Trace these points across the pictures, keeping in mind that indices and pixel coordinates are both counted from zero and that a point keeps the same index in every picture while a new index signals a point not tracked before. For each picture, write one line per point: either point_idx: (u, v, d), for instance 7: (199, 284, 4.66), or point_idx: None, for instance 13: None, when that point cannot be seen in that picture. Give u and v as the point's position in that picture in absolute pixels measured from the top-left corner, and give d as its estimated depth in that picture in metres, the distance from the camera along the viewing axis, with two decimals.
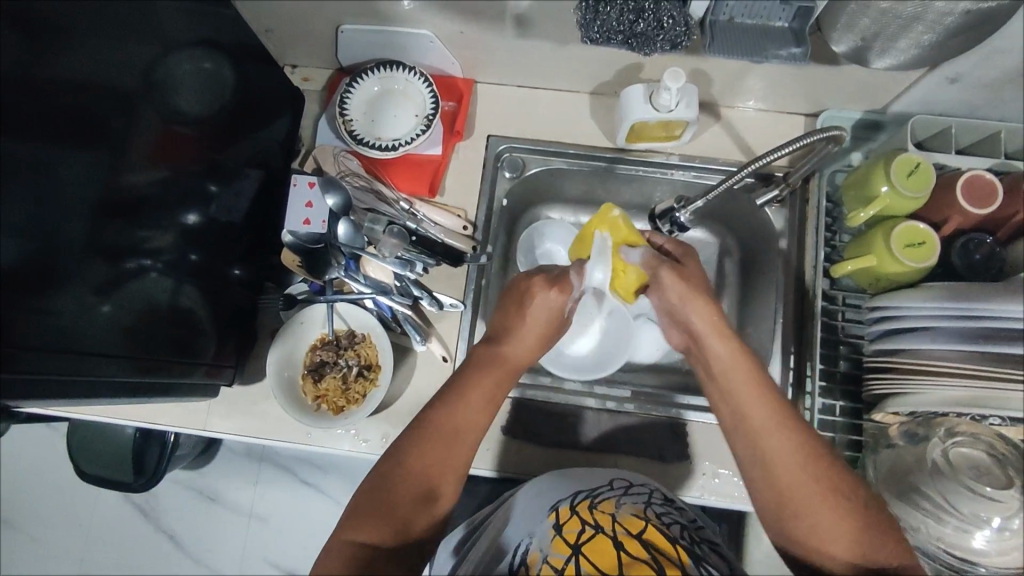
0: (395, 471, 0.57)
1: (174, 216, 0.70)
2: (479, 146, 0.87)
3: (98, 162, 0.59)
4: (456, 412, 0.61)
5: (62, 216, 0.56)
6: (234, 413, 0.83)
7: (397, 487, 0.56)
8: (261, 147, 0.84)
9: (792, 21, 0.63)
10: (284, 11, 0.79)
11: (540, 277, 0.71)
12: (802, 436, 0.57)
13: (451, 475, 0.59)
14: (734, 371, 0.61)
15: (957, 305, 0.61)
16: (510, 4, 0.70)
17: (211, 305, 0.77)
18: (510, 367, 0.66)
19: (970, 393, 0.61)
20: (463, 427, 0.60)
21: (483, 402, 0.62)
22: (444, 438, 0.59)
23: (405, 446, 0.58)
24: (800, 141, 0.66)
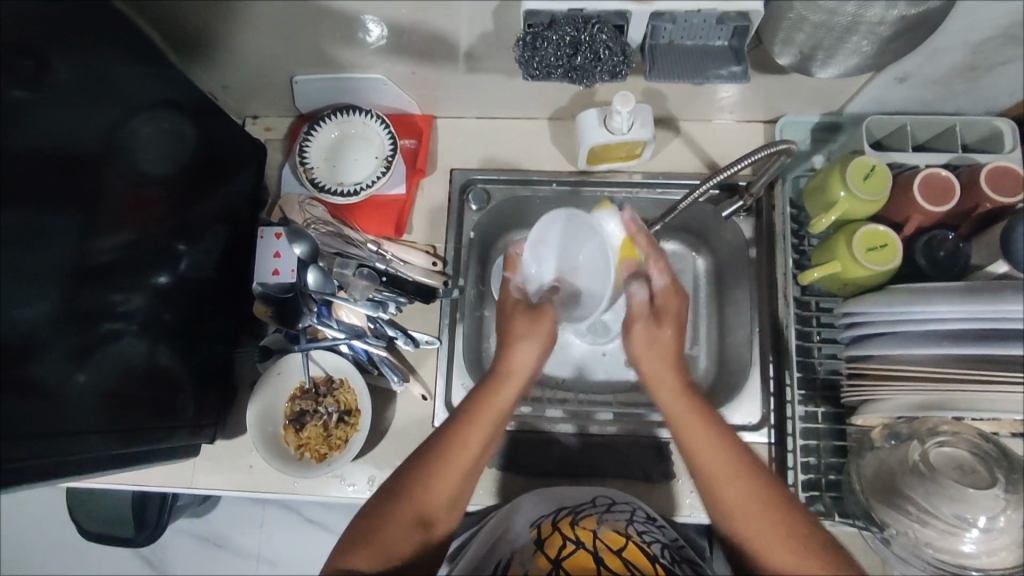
0: (379, 513, 0.57)
1: (144, 277, 0.71)
2: (444, 181, 0.87)
3: (64, 235, 0.60)
4: (456, 433, 0.60)
5: (32, 290, 0.57)
6: (220, 468, 0.82)
7: (382, 527, 0.57)
8: (228, 200, 0.84)
9: (730, 40, 0.63)
10: (238, 66, 0.80)
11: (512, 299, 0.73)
12: (751, 472, 0.56)
13: (444, 505, 0.59)
14: (679, 409, 0.61)
15: (947, 309, 0.59)
16: (456, 44, 0.71)
17: (187, 361, 0.78)
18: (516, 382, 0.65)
19: (926, 399, 0.62)
20: (461, 449, 0.60)
21: (484, 435, 0.61)
22: (438, 459, 0.59)
23: (399, 478, 0.59)
24: (759, 153, 0.66)
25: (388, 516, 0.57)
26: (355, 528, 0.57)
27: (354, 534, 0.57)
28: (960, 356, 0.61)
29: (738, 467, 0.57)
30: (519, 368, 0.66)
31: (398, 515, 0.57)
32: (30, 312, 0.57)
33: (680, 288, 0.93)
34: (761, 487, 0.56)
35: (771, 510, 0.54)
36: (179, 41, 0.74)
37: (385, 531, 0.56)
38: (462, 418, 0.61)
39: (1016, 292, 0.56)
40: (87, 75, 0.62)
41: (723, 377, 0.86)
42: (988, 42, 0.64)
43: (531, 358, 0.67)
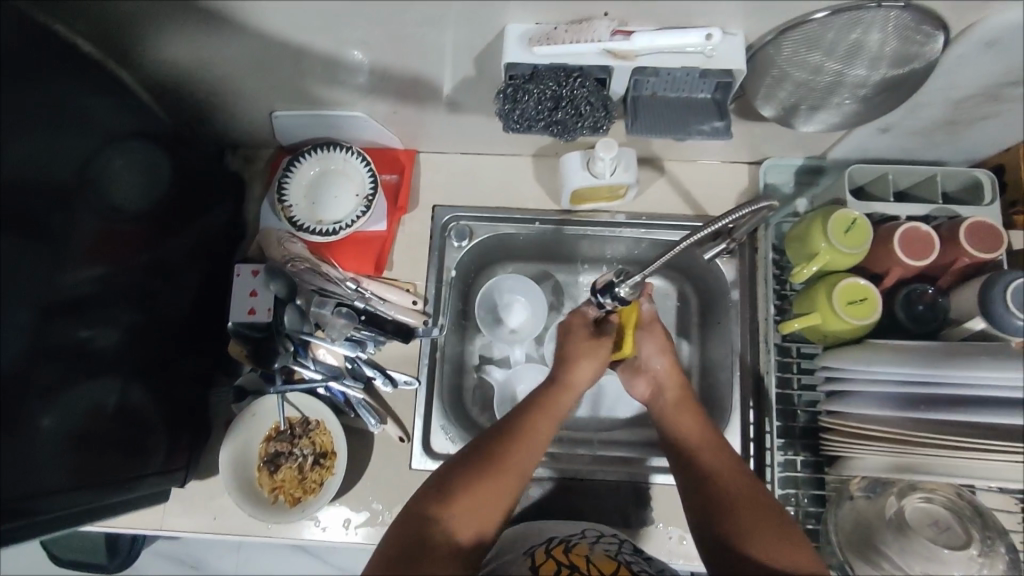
0: (462, 486, 0.58)
1: (114, 316, 0.68)
2: (426, 218, 0.86)
3: (33, 275, 0.58)
4: (524, 423, 0.64)
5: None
6: (192, 508, 0.81)
7: (459, 493, 0.57)
8: (204, 233, 0.83)
9: (714, 93, 0.62)
10: (215, 100, 0.78)
11: (579, 329, 0.73)
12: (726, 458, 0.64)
13: (515, 482, 0.60)
14: (676, 415, 0.69)
15: (918, 372, 0.59)
16: (438, 86, 0.70)
17: (158, 400, 0.75)
18: (573, 394, 0.69)
19: (898, 461, 0.62)
20: (528, 436, 0.63)
21: (544, 426, 0.65)
22: (506, 439, 0.62)
23: (469, 456, 0.61)
24: (745, 209, 0.64)
25: (467, 483, 0.58)
26: (427, 490, 0.58)
27: (422, 495, 0.58)
28: (923, 420, 0.60)
29: (723, 454, 0.64)
30: (578, 381, 0.70)
31: (479, 488, 0.58)
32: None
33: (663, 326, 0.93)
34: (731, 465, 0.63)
35: (758, 497, 0.60)
36: (151, 73, 0.73)
37: (463, 496, 0.57)
38: (536, 412, 0.65)
39: (991, 359, 0.56)
40: (56, 109, 0.59)
41: None
42: (969, 98, 0.64)
43: (592, 373, 0.70)
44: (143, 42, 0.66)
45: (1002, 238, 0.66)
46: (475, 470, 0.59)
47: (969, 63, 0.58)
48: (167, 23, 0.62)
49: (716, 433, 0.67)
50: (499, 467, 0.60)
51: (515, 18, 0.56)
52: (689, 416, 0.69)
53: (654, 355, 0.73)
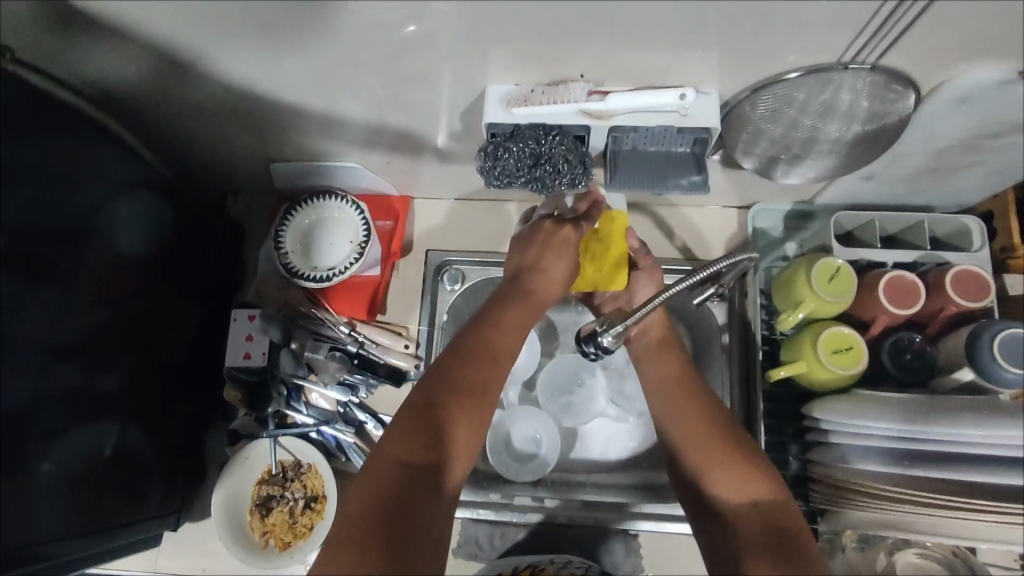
0: (435, 411, 0.54)
1: (116, 360, 0.70)
2: (420, 262, 0.88)
3: (44, 316, 0.60)
4: (492, 338, 0.62)
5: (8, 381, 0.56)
6: (184, 553, 0.82)
7: (429, 428, 0.52)
8: (203, 278, 0.85)
9: (692, 147, 0.64)
10: (215, 151, 0.81)
11: (550, 224, 0.71)
12: (695, 399, 0.66)
13: (487, 405, 0.57)
14: (670, 381, 0.69)
15: (902, 427, 0.59)
16: (428, 139, 0.72)
17: (155, 441, 0.77)
18: (534, 299, 0.68)
19: (887, 518, 0.61)
20: (490, 355, 0.60)
21: (515, 329, 0.64)
22: (482, 361, 0.59)
23: (448, 368, 0.58)
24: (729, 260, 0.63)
25: (445, 417, 0.54)
26: (404, 418, 0.53)
27: (395, 430, 0.52)
28: (915, 480, 0.59)
29: (694, 401, 0.66)
30: (556, 274, 0.69)
31: (460, 414, 0.55)
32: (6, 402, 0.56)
33: None
34: (703, 406, 0.65)
35: (716, 433, 0.62)
36: (153, 126, 0.76)
37: (454, 427, 0.54)
38: (483, 326, 0.63)
39: (976, 419, 0.55)
40: (67, 164, 0.63)
41: None
42: (949, 149, 0.65)
43: (569, 269, 0.69)
44: (146, 102, 0.69)
45: (988, 284, 0.66)
46: (449, 391, 0.56)
47: (945, 118, 0.59)
48: (168, 85, 0.66)
49: (699, 387, 0.68)
50: (469, 388, 0.57)
51: (495, 80, 0.59)
52: (667, 367, 0.71)
53: (645, 296, 0.77)
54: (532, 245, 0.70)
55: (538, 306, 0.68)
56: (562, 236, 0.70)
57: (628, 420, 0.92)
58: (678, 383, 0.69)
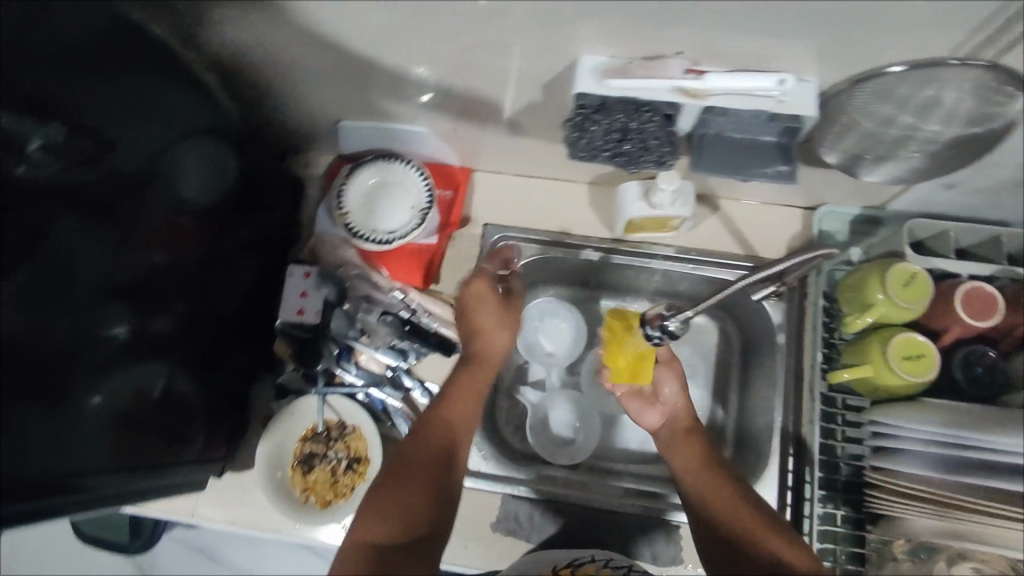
0: (399, 486, 0.58)
1: (171, 303, 0.70)
2: (477, 235, 0.88)
3: (82, 247, 0.59)
4: (445, 411, 0.65)
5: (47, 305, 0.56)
6: (223, 500, 0.81)
7: (416, 495, 0.57)
8: (261, 232, 0.85)
9: (779, 137, 0.62)
10: (285, 105, 0.81)
11: (478, 281, 0.73)
12: (721, 476, 0.65)
13: (439, 466, 0.60)
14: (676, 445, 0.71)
15: (961, 435, 0.59)
16: (504, 109, 0.72)
17: (203, 389, 0.77)
18: (488, 368, 0.70)
19: (950, 526, 0.60)
20: (454, 429, 0.64)
21: (471, 404, 0.66)
22: (437, 435, 0.62)
23: (410, 446, 0.61)
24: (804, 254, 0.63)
25: (399, 488, 0.58)
26: (382, 493, 0.58)
27: (368, 509, 0.57)
28: (997, 489, 0.58)
29: (713, 474, 0.66)
30: (485, 349, 0.71)
31: (413, 482, 0.58)
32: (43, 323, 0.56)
33: (701, 361, 0.92)
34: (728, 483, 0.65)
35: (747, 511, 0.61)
36: (227, 77, 0.76)
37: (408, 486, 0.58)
38: (450, 395, 0.66)
39: None
40: (134, 101, 0.63)
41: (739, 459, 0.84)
42: None
43: (504, 344, 0.72)
44: (226, 49, 0.69)
45: None
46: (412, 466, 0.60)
47: None
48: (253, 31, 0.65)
49: (713, 459, 0.68)
50: (408, 461, 0.60)
51: (589, 51, 0.58)
52: (685, 447, 0.70)
53: (671, 386, 0.74)
54: (463, 309, 0.73)
55: (480, 389, 0.68)
56: (477, 289, 0.73)
57: None
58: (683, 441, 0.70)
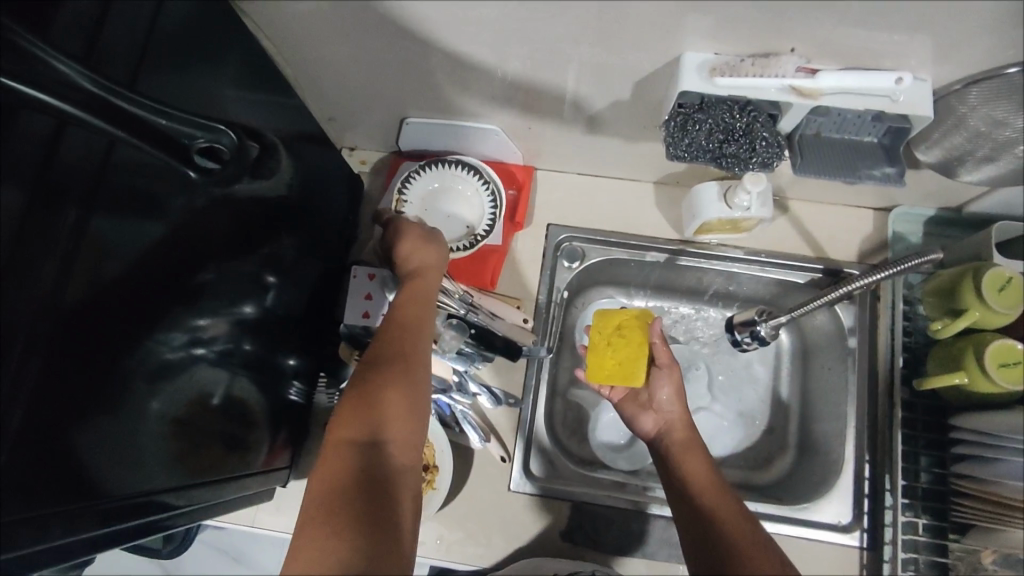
0: (361, 390, 0.54)
1: (225, 303, 0.62)
2: (540, 235, 0.85)
3: (126, 245, 0.47)
4: (395, 315, 0.61)
5: (88, 315, 0.44)
6: (282, 510, 0.81)
7: (394, 401, 0.54)
8: (320, 231, 0.80)
9: (882, 137, 0.60)
10: (349, 100, 0.78)
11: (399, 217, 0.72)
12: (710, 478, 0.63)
13: (399, 376, 0.56)
14: (685, 453, 0.66)
15: None
16: (586, 106, 0.69)
17: (265, 396, 0.73)
18: (426, 271, 0.67)
19: None
20: (403, 333, 0.60)
21: (415, 303, 0.63)
22: (397, 333, 0.59)
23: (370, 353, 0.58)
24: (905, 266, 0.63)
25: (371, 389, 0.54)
26: (352, 400, 0.54)
27: (344, 413, 0.53)
28: None
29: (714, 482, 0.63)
30: (423, 265, 0.68)
31: (379, 385, 0.54)
32: (88, 336, 0.44)
33: (763, 364, 0.90)
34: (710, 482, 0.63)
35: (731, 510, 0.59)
36: (290, 60, 0.70)
37: (367, 391, 0.54)
38: (396, 305, 0.63)
39: None
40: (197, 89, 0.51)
41: (808, 465, 0.83)
42: None
43: (439, 252, 0.69)
44: (301, 40, 0.66)
45: None
46: (376, 368, 0.56)
47: None
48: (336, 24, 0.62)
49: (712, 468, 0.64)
50: (370, 368, 0.56)
51: (695, 46, 0.55)
52: (691, 455, 0.66)
53: (668, 395, 0.71)
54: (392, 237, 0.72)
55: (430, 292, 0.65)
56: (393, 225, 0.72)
57: (734, 417, 0.89)
58: (686, 444, 0.67)
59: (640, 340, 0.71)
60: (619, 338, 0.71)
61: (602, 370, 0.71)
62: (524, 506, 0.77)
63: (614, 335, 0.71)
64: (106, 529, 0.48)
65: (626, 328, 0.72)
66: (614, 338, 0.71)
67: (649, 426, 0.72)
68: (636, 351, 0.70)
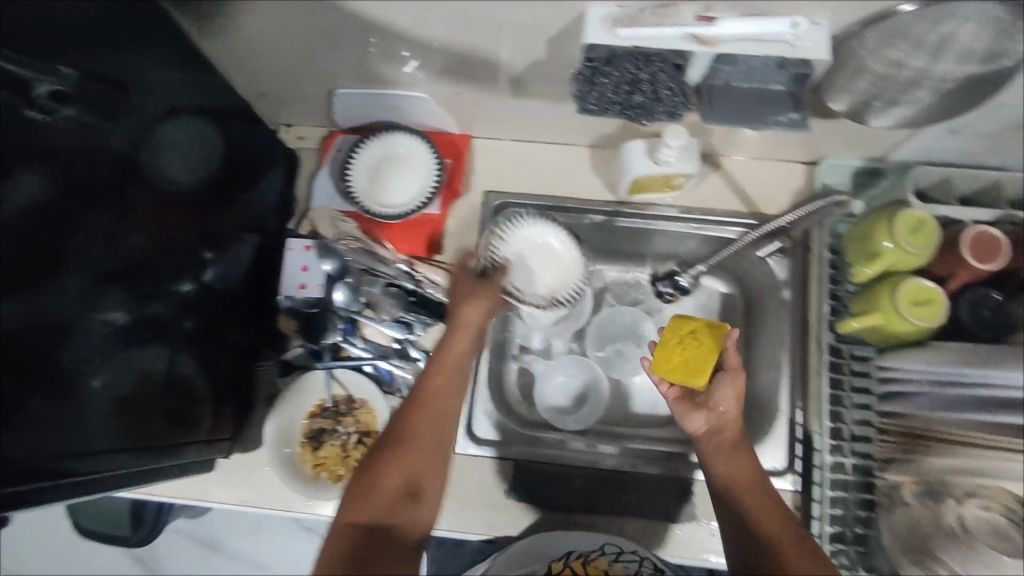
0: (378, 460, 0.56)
1: (165, 284, 0.65)
2: (477, 203, 0.86)
3: (57, 220, 0.50)
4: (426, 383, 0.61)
5: (37, 279, 0.49)
6: (234, 483, 0.78)
7: (416, 471, 0.56)
8: (256, 207, 0.80)
9: (790, 85, 0.62)
10: (276, 74, 0.78)
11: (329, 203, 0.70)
12: (762, 483, 0.58)
13: (429, 450, 0.57)
14: (728, 459, 0.61)
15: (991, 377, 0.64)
16: (508, 68, 0.70)
17: (207, 371, 0.73)
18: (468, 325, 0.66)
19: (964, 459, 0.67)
20: (433, 397, 0.60)
21: (449, 381, 0.62)
22: (421, 398, 0.60)
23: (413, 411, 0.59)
24: (807, 204, 0.64)
25: (375, 471, 0.55)
26: (373, 472, 0.55)
27: (353, 495, 0.54)
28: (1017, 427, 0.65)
29: (764, 492, 0.57)
30: (466, 322, 0.66)
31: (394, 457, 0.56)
32: (39, 299, 0.49)
33: None
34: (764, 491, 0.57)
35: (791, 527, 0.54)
36: (204, 41, 0.71)
37: (383, 467, 0.56)
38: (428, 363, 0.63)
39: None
40: (134, 74, 0.57)
41: None
42: None
43: (479, 312, 0.67)
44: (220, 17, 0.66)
45: None
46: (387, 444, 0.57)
47: None
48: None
49: (762, 476, 0.59)
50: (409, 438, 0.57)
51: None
52: (736, 458, 0.60)
53: (729, 398, 0.64)
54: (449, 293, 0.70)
55: (466, 367, 0.64)
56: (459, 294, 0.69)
57: None
58: (732, 445, 0.61)
59: (711, 345, 0.69)
60: (692, 341, 0.69)
61: (667, 368, 0.69)
62: (468, 467, 0.79)
63: (684, 340, 0.70)
64: (35, 487, 0.49)
65: (700, 333, 0.70)
66: (689, 344, 0.69)
67: (698, 424, 0.65)
68: (704, 354, 0.68)
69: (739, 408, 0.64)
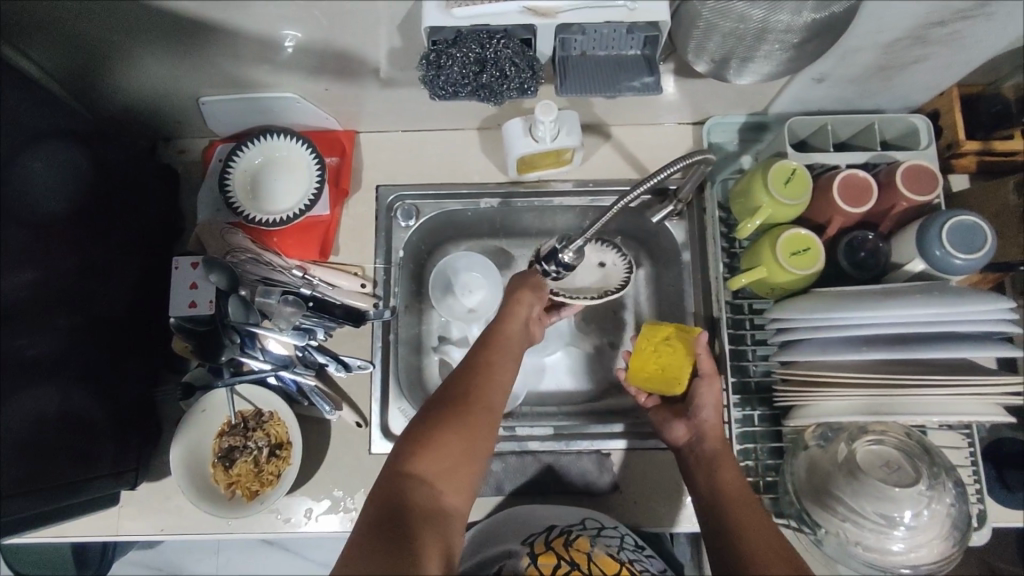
0: (433, 427, 0.55)
1: (46, 321, 0.62)
2: (370, 199, 0.85)
3: None
4: (481, 357, 0.62)
5: None
6: (144, 512, 0.78)
7: (481, 444, 0.56)
8: (138, 229, 0.77)
9: (644, 48, 0.61)
10: (135, 88, 0.74)
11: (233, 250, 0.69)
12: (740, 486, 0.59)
13: (487, 423, 0.58)
14: (715, 461, 0.62)
15: (909, 323, 0.63)
16: (369, 59, 0.68)
17: (106, 405, 0.70)
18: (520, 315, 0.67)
19: (864, 402, 0.65)
20: (499, 374, 0.61)
21: (510, 360, 0.64)
22: (484, 372, 0.61)
23: (452, 390, 0.59)
24: (678, 162, 0.63)
25: (427, 442, 0.54)
26: (444, 441, 0.55)
27: (432, 453, 0.54)
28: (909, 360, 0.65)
29: (744, 494, 0.59)
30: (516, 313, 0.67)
31: (455, 428, 0.56)
32: None
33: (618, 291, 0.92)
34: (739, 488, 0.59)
35: (766, 525, 0.55)
36: (53, 60, 0.68)
37: (443, 435, 0.55)
38: (489, 345, 0.64)
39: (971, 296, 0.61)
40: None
41: None
42: (896, 43, 0.64)
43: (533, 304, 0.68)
44: (64, 35, 0.63)
45: (937, 178, 0.67)
46: (449, 414, 0.57)
47: (890, 8, 0.58)
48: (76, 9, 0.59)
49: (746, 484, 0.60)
50: (467, 407, 0.57)
51: None
52: (726, 463, 0.62)
53: (707, 406, 0.66)
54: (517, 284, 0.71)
55: (516, 351, 0.65)
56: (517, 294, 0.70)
57: (592, 346, 0.92)
58: (721, 450, 0.63)
59: (685, 352, 0.70)
60: (665, 349, 0.71)
61: (644, 375, 0.71)
62: None
63: (665, 346, 0.71)
64: None
65: (674, 340, 0.71)
66: (665, 350, 0.71)
67: (681, 430, 0.67)
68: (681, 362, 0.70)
69: (718, 417, 0.66)
